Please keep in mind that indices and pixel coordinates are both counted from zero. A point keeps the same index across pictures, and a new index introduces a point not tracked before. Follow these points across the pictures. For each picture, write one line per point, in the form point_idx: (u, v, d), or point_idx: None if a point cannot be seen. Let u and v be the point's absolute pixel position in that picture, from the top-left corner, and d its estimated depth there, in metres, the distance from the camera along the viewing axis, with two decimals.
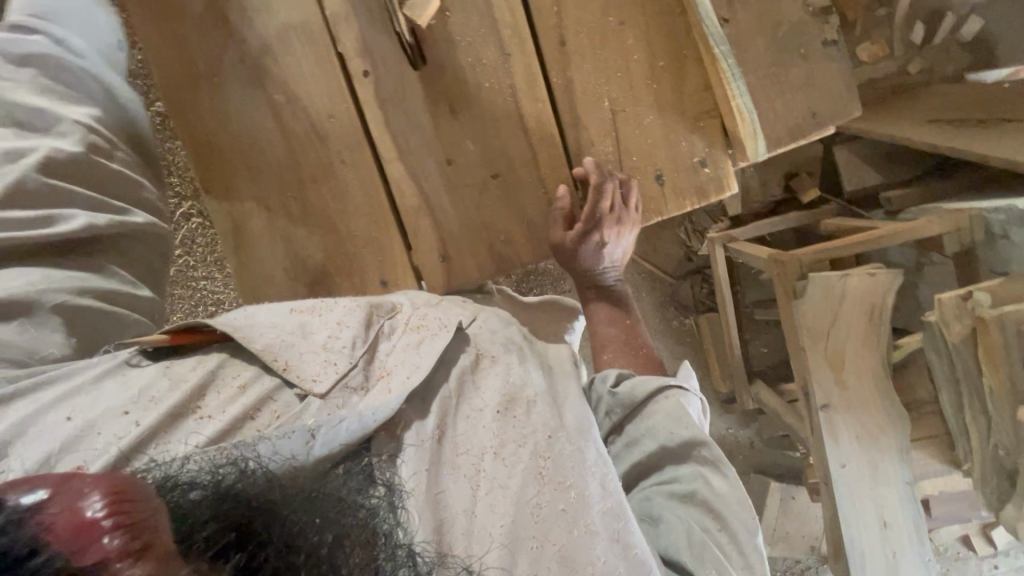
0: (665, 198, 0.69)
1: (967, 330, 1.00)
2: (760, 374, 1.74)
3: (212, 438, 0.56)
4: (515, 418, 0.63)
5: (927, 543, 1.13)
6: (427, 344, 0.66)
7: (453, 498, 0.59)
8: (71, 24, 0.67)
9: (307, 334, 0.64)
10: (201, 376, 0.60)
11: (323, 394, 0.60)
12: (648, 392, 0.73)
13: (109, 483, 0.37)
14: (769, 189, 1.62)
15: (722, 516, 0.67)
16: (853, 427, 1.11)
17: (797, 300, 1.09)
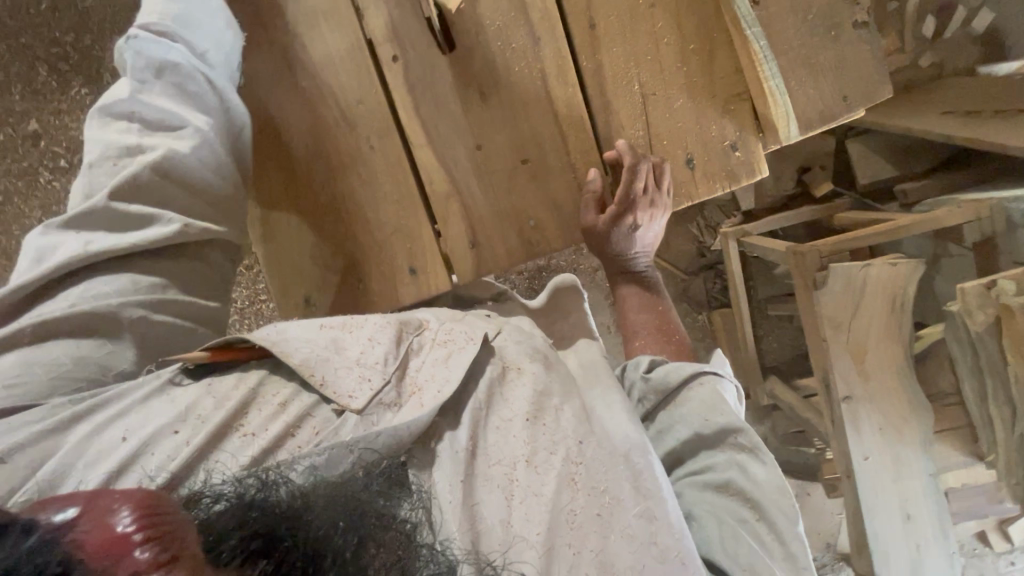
0: (696, 183, 0.69)
1: (990, 318, 0.99)
2: (774, 370, 1.73)
3: (256, 458, 0.53)
4: (544, 425, 0.61)
5: (951, 536, 1.11)
6: (456, 358, 0.63)
7: (488, 508, 0.57)
8: (197, 23, 0.64)
9: (340, 348, 0.61)
10: (242, 394, 0.57)
11: (360, 409, 0.57)
12: (679, 378, 0.73)
13: (138, 498, 0.38)
14: (783, 183, 1.61)
15: (759, 507, 0.65)
16: (876, 418, 1.10)
17: (818, 291, 1.08)
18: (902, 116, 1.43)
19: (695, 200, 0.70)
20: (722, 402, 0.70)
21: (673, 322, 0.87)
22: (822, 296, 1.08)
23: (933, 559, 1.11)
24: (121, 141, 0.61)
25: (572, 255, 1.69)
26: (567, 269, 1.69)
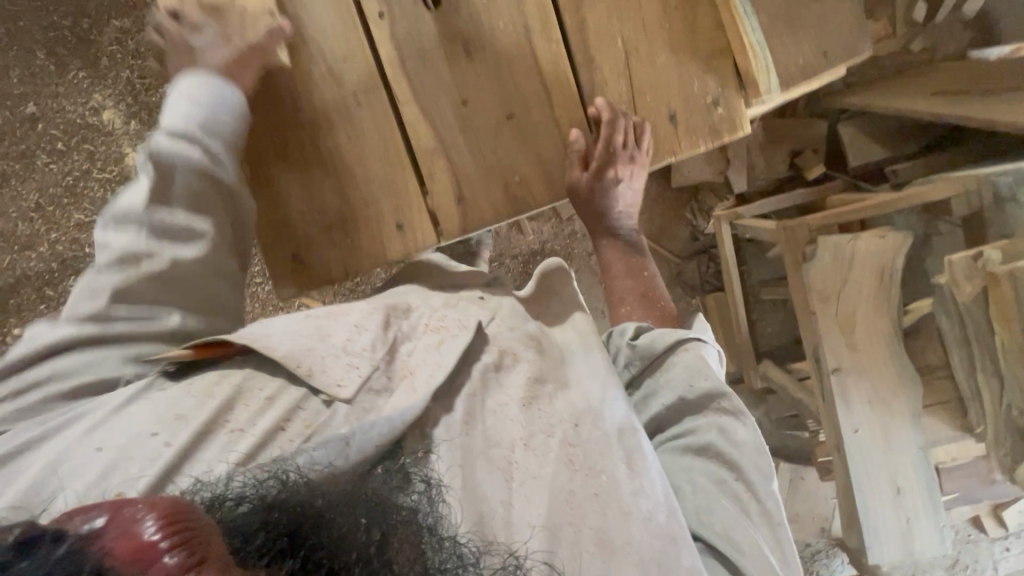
0: (678, 139, 0.70)
1: (978, 289, 1.00)
2: (768, 354, 1.73)
3: (247, 451, 0.56)
4: (539, 409, 0.65)
5: (942, 511, 1.11)
6: (446, 345, 0.68)
7: (489, 489, 0.59)
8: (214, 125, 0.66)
9: (327, 340, 0.65)
10: (229, 391, 0.60)
11: (350, 399, 0.62)
12: (666, 344, 0.74)
13: (162, 506, 0.37)
14: (775, 169, 1.63)
15: (736, 467, 0.67)
16: (866, 391, 1.10)
17: (807, 264, 1.09)
18: (892, 96, 1.43)
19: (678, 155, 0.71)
20: (707, 368, 0.72)
21: (656, 280, 0.88)
22: (811, 269, 1.09)
23: (925, 534, 1.11)
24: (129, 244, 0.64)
25: (565, 239, 1.69)
26: (560, 253, 1.69)
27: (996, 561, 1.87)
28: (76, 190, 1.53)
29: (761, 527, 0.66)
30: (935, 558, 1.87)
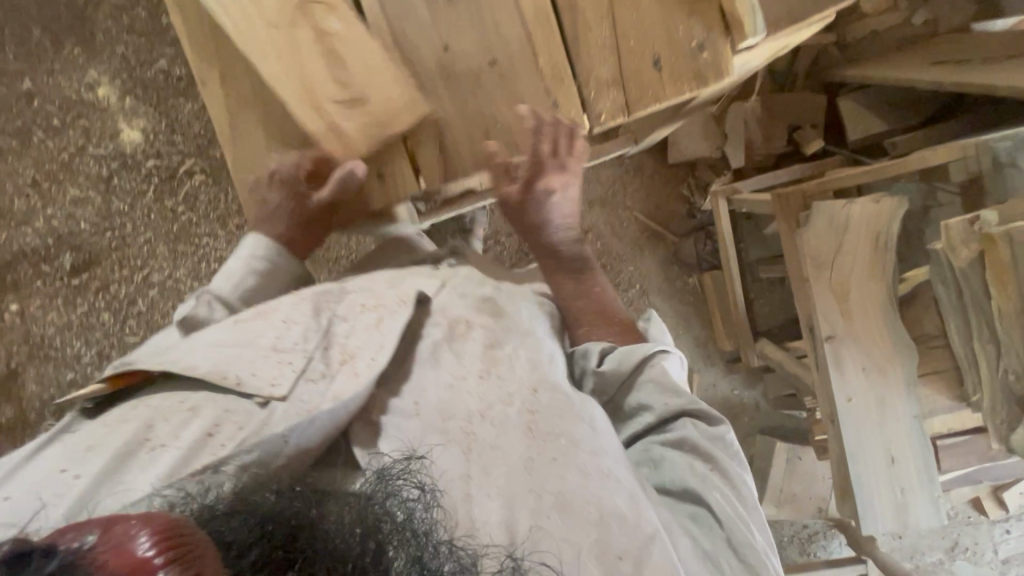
0: (662, 85, 0.70)
1: (974, 254, 0.98)
2: (766, 334, 1.71)
3: (172, 467, 0.56)
4: (494, 377, 0.70)
5: (937, 481, 1.10)
6: (386, 322, 0.72)
7: (447, 467, 0.62)
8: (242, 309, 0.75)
9: (257, 343, 0.67)
10: (146, 416, 0.61)
11: (286, 396, 0.63)
12: (626, 368, 0.75)
13: (156, 522, 0.38)
14: (774, 142, 1.59)
15: (712, 456, 0.70)
16: (860, 358, 1.10)
17: (801, 230, 1.09)
18: (892, 67, 1.41)
19: (662, 101, 0.71)
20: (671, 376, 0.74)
21: (610, 296, 0.88)
22: (806, 236, 1.09)
23: (920, 505, 1.09)
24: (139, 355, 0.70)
25: None
26: None
27: (996, 543, 1.85)
28: (72, 166, 1.53)
29: (741, 505, 0.68)
30: (934, 540, 1.85)
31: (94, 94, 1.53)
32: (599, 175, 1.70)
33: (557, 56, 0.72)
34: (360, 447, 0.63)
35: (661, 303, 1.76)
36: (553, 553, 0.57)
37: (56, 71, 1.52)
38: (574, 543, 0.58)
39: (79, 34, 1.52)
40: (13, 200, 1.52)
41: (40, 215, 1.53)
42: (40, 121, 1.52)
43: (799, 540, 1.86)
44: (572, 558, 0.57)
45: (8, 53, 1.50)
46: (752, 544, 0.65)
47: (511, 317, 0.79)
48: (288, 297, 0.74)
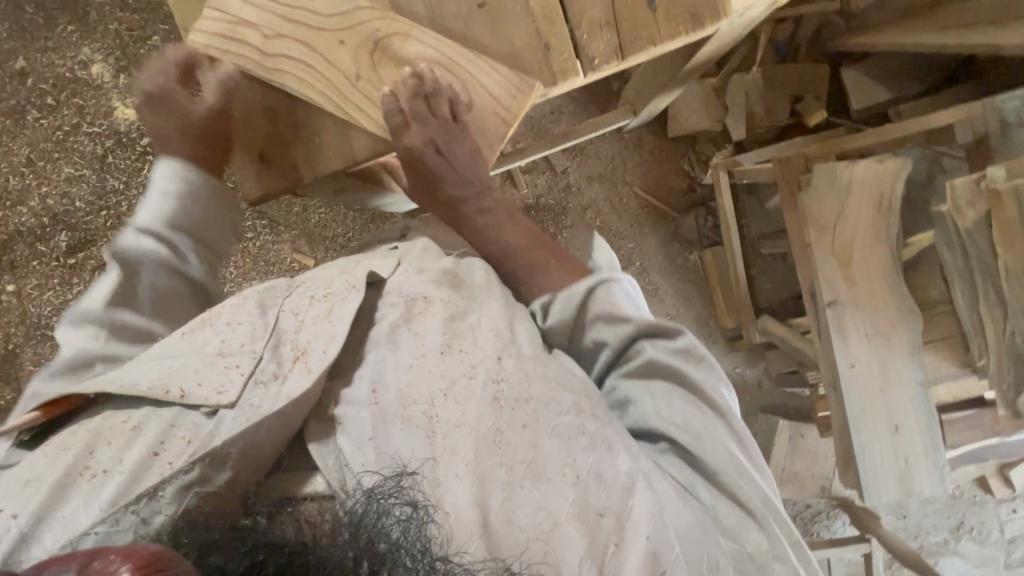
0: (659, 26, 0.78)
1: (981, 215, 0.97)
2: (768, 311, 1.69)
3: (116, 492, 0.54)
4: (457, 352, 0.68)
5: (942, 450, 1.07)
6: (337, 312, 0.70)
7: (409, 451, 0.60)
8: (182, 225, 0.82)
9: (202, 351, 0.65)
10: (88, 438, 0.59)
11: (234, 402, 0.61)
12: (572, 308, 0.75)
13: (139, 555, 0.37)
14: (776, 114, 1.56)
15: (672, 369, 0.70)
16: (863, 325, 1.08)
17: (803, 191, 1.09)
18: (895, 32, 1.38)
19: (657, 43, 0.79)
20: (617, 302, 0.74)
21: (535, 255, 0.84)
22: (807, 198, 1.08)
23: (926, 476, 1.07)
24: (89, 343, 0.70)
25: (560, 193, 1.66)
26: (555, 207, 1.65)
27: (1003, 523, 1.83)
28: (67, 144, 1.52)
29: (708, 421, 0.68)
30: (939, 520, 1.83)
31: (88, 72, 1.52)
32: (599, 151, 1.67)
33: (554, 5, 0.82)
34: (315, 445, 0.63)
35: (662, 280, 1.74)
36: (529, 533, 0.57)
37: (49, 49, 1.50)
38: (551, 510, 0.59)
39: (73, 11, 1.51)
40: (7, 179, 1.51)
41: (35, 194, 1.51)
42: (35, 99, 1.50)
43: (801, 521, 1.85)
44: (549, 525, 0.58)
45: (2, 30, 1.48)
46: (721, 464, 0.66)
47: (471, 285, 0.78)
48: (231, 296, 0.71)
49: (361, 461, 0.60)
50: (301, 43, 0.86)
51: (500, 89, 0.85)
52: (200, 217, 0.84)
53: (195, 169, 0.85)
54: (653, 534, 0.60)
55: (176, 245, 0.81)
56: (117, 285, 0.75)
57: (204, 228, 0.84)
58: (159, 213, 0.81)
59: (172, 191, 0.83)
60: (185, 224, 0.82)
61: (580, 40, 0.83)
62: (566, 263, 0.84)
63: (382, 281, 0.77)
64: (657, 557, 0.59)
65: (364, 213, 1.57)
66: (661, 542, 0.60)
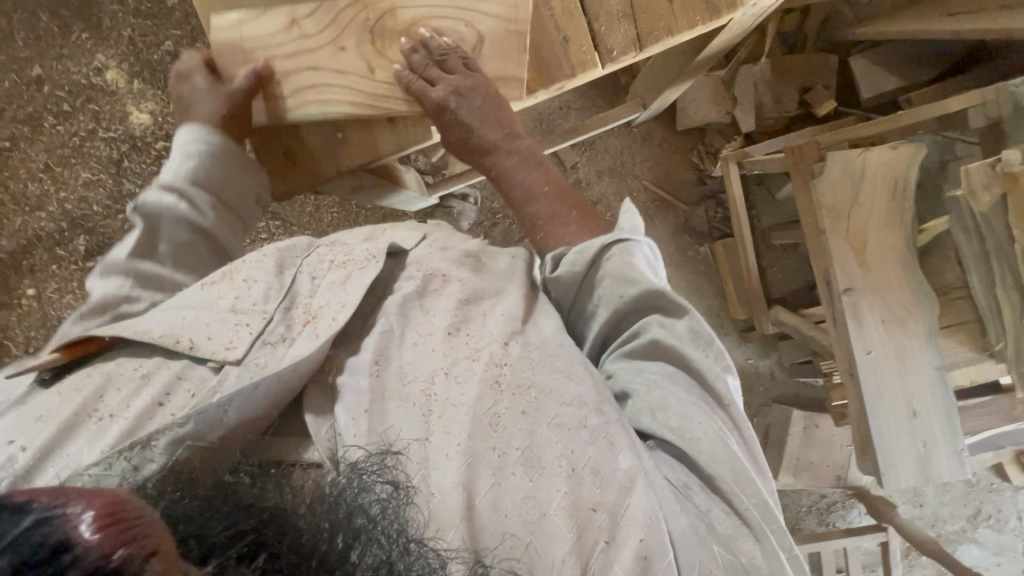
0: (674, 14, 0.81)
1: (996, 199, 0.97)
2: (780, 302, 1.69)
3: (119, 434, 0.59)
4: (464, 333, 0.70)
5: (960, 435, 1.08)
6: (353, 279, 0.74)
7: (403, 428, 0.62)
8: (196, 183, 0.85)
9: (215, 306, 0.71)
10: (100, 381, 0.65)
11: (240, 359, 0.66)
12: (585, 262, 0.77)
13: (106, 499, 0.38)
14: (784, 105, 1.56)
15: (673, 351, 0.71)
16: (879, 311, 1.08)
17: (816, 180, 1.08)
18: (904, 19, 1.38)
19: (674, 33, 0.82)
20: (631, 267, 0.74)
21: (557, 204, 0.87)
22: (820, 185, 1.08)
23: (944, 461, 1.08)
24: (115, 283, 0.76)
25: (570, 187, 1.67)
26: None
27: (1019, 509, 1.82)
28: (83, 149, 1.54)
29: (710, 415, 0.69)
30: (955, 508, 1.82)
31: (103, 78, 1.54)
32: (608, 145, 1.69)
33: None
34: (312, 415, 0.64)
35: (672, 273, 1.75)
36: (515, 524, 0.57)
37: (64, 56, 1.52)
38: (540, 500, 0.59)
39: (86, 18, 1.53)
40: (27, 185, 1.53)
41: (53, 200, 1.54)
42: (51, 106, 1.53)
43: (817, 511, 1.85)
44: (537, 516, 0.58)
45: (18, 39, 1.51)
46: (719, 464, 0.66)
47: (492, 268, 0.81)
48: (251, 253, 0.77)
49: (354, 433, 0.61)
50: (308, 67, 0.87)
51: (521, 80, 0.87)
52: (217, 177, 0.87)
53: (216, 132, 0.86)
54: (647, 535, 0.59)
55: (192, 201, 0.84)
56: (137, 238, 0.80)
57: (219, 189, 0.87)
58: (177, 169, 0.85)
59: (191, 151, 0.86)
60: (202, 183, 0.86)
61: (597, 31, 0.86)
62: (585, 212, 0.87)
63: (404, 252, 0.82)
64: (648, 561, 0.58)
65: (376, 212, 1.60)
66: (654, 547, 0.58)
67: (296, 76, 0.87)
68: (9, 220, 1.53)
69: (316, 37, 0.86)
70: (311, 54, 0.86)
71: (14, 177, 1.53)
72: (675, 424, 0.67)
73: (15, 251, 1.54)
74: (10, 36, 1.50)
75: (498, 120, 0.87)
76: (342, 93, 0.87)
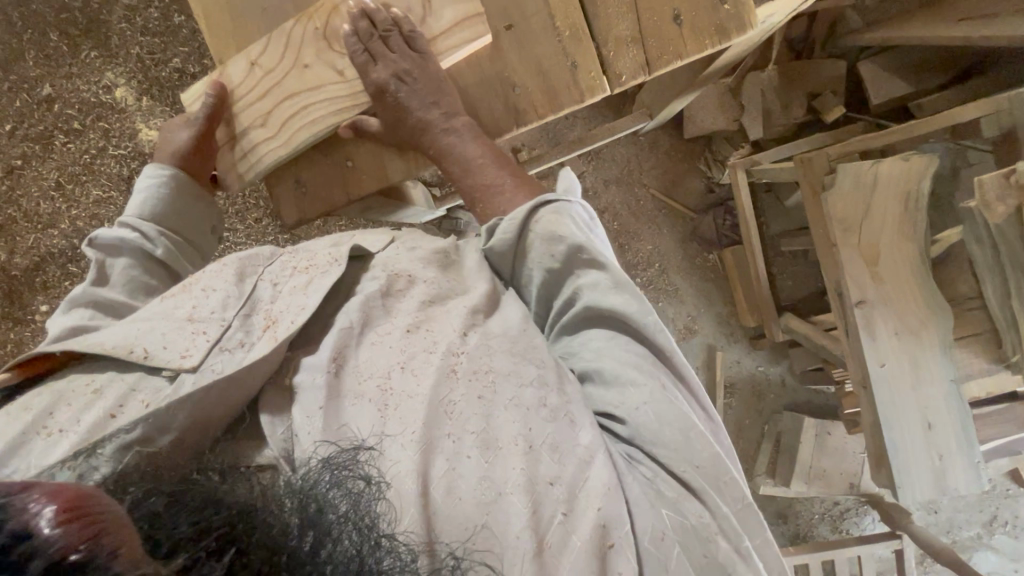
0: (684, 40, 0.80)
1: (1011, 210, 0.95)
2: (790, 308, 1.68)
3: (68, 448, 0.59)
4: (423, 333, 0.70)
5: (977, 447, 1.07)
6: (315, 283, 0.74)
7: (359, 424, 0.62)
8: (150, 213, 0.90)
9: (172, 316, 0.70)
10: (51, 400, 0.65)
11: (196, 366, 0.64)
12: (515, 226, 0.78)
13: (67, 496, 0.37)
14: (792, 111, 1.56)
15: (609, 313, 0.72)
16: (892, 322, 1.07)
17: (825, 193, 1.07)
18: (915, 24, 1.36)
19: (684, 57, 0.81)
20: (561, 226, 0.76)
21: (494, 172, 0.87)
22: (831, 197, 1.07)
23: (960, 473, 1.07)
24: (82, 316, 0.77)
25: None
26: None
27: None
28: (94, 167, 1.56)
29: (649, 376, 0.70)
30: (971, 514, 1.80)
31: (112, 96, 1.55)
32: (613, 154, 1.68)
33: (577, 21, 0.84)
34: (266, 415, 0.65)
35: (681, 280, 1.74)
36: (471, 507, 0.59)
37: (74, 75, 1.54)
38: (496, 481, 0.60)
39: (95, 37, 1.54)
40: (38, 203, 1.55)
41: (65, 217, 1.55)
42: (62, 124, 1.54)
43: (830, 518, 1.84)
44: (493, 496, 0.59)
45: (28, 59, 1.52)
46: (659, 427, 0.67)
47: (460, 269, 0.81)
48: (212, 264, 0.76)
49: (308, 432, 0.61)
50: (285, 99, 0.92)
51: (530, 104, 0.88)
52: (170, 213, 0.92)
53: (170, 171, 0.93)
54: (604, 507, 0.60)
55: (144, 233, 0.88)
56: (94, 270, 0.83)
57: (175, 218, 0.93)
58: (133, 209, 0.90)
59: (143, 192, 0.92)
60: (154, 218, 0.91)
61: (606, 57, 0.85)
62: (519, 175, 0.88)
63: (370, 256, 0.80)
64: (606, 530, 0.60)
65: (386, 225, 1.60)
66: (612, 516, 0.60)
67: (277, 111, 0.92)
68: (22, 238, 1.55)
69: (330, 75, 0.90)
70: (283, 84, 0.91)
71: (26, 195, 1.54)
72: (616, 401, 0.68)
73: (28, 268, 1.55)
74: (21, 57, 1.52)
75: (435, 103, 0.88)
76: (325, 107, 0.91)
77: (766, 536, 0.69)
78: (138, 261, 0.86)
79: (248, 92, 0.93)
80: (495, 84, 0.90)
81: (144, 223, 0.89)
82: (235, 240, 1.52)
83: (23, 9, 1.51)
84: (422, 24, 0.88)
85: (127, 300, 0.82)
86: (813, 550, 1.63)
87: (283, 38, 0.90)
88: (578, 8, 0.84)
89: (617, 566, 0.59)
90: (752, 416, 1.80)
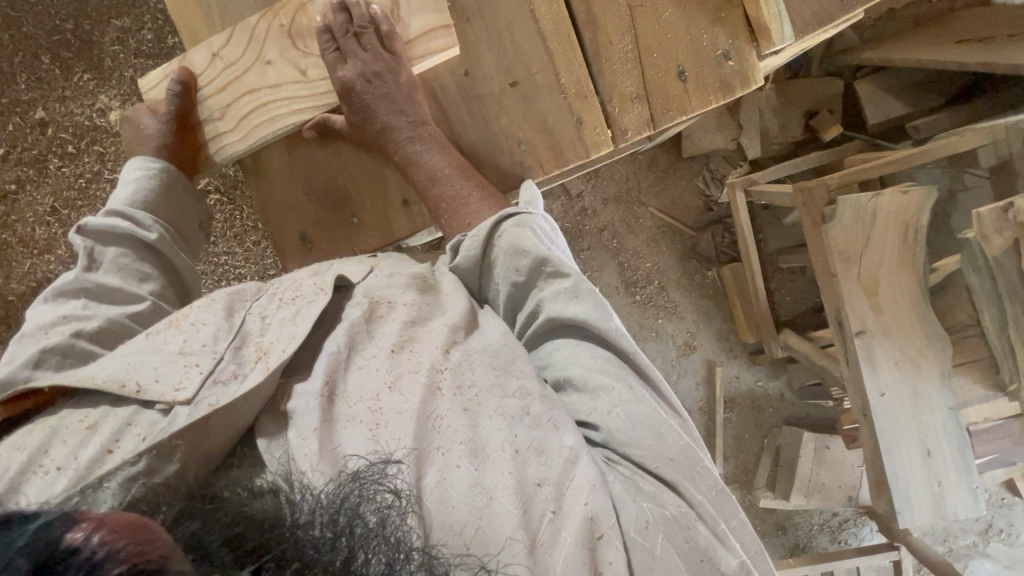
0: (689, 94, 0.86)
1: (1008, 242, 0.98)
2: (789, 324, 1.70)
3: (69, 486, 0.57)
4: (407, 353, 0.69)
5: (974, 470, 1.10)
6: (302, 313, 0.71)
7: (349, 443, 0.61)
8: (135, 201, 0.87)
9: (162, 350, 0.68)
10: (44, 437, 0.62)
11: (190, 399, 0.63)
12: (479, 245, 0.79)
13: (126, 521, 0.40)
14: (789, 130, 1.58)
15: (576, 323, 0.72)
16: (891, 351, 1.10)
17: (826, 224, 1.09)
18: (909, 45, 1.37)
19: (688, 112, 0.86)
20: (525, 239, 0.76)
21: (463, 190, 0.86)
22: (832, 229, 1.08)
23: (958, 496, 1.10)
24: (73, 311, 0.75)
25: (576, 217, 1.66)
26: (571, 232, 1.66)
27: None
28: (89, 191, 1.53)
29: (616, 379, 0.70)
30: (967, 524, 1.83)
31: (107, 119, 1.52)
32: (612, 172, 1.68)
33: (582, 76, 0.88)
34: (264, 440, 0.64)
35: (680, 296, 1.74)
36: (463, 514, 0.58)
37: (67, 98, 1.51)
38: (486, 486, 0.60)
39: (87, 59, 1.51)
40: (34, 229, 1.53)
41: (61, 242, 1.53)
42: (55, 148, 1.52)
43: (829, 529, 1.86)
44: (483, 501, 0.59)
45: (21, 83, 1.50)
46: (632, 428, 0.67)
47: (440, 289, 0.80)
48: (199, 298, 0.74)
49: (305, 454, 0.59)
50: (246, 95, 0.91)
51: (536, 149, 0.91)
52: (162, 201, 0.90)
53: (164, 159, 0.90)
54: (592, 500, 0.60)
55: (138, 220, 0.85)
56: (83, 256, 0.80)
57: (162, 206, 0.90)
58: (124, 196, 0.88)
59: (134, 180, 0.89)
60: (147, 205, 0.88)
61: (610, 111, 0.89)
62: (485, 190, 0.88)
63: (352, 285, 0.78)
64: (595, 522, 0.60)
65: None
66: (599, 508, 0.60)
67: (236, 105, 0.92)
68: (17, 264, 1.53)
69: (315, 99, 0.91)
70: (244, 79, 0.91)
71: (20, 220, 1.53)
72: (590, 406, 0.69)
73: (24, 293, 1.53)
74: (14, 81, 1.50)
75: (403, 113, 0.88)
76: (287, 107, 0.91)
77: (756, 541, 0.68)
78: (133, 248, 0.84)
79: (208, 84, 0.92)
80: (500, 133, 0.91)
81: (130, 209, 0.86)
82: (233, 266, 1.52)
83: (15, 32, 1.49)
84: (413, 55, 0.88)
85: (123, 285, 0.80)
86: (813, 562, 1.64)
87: (254, 44, 0.89)
88: (581, 64, 0.87)
89: (607, 557, 0.59)
90: (752, 431, 1.82)
